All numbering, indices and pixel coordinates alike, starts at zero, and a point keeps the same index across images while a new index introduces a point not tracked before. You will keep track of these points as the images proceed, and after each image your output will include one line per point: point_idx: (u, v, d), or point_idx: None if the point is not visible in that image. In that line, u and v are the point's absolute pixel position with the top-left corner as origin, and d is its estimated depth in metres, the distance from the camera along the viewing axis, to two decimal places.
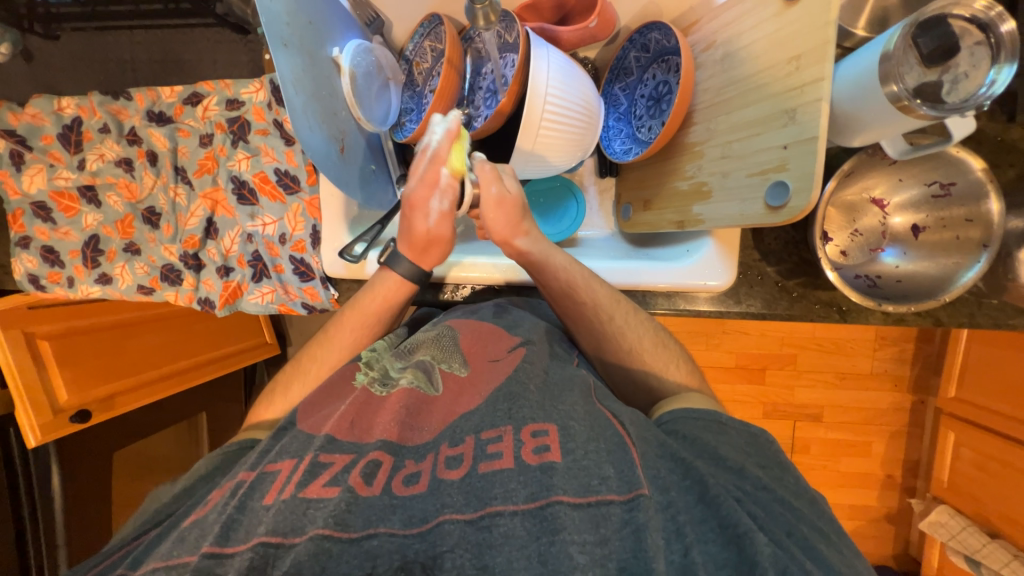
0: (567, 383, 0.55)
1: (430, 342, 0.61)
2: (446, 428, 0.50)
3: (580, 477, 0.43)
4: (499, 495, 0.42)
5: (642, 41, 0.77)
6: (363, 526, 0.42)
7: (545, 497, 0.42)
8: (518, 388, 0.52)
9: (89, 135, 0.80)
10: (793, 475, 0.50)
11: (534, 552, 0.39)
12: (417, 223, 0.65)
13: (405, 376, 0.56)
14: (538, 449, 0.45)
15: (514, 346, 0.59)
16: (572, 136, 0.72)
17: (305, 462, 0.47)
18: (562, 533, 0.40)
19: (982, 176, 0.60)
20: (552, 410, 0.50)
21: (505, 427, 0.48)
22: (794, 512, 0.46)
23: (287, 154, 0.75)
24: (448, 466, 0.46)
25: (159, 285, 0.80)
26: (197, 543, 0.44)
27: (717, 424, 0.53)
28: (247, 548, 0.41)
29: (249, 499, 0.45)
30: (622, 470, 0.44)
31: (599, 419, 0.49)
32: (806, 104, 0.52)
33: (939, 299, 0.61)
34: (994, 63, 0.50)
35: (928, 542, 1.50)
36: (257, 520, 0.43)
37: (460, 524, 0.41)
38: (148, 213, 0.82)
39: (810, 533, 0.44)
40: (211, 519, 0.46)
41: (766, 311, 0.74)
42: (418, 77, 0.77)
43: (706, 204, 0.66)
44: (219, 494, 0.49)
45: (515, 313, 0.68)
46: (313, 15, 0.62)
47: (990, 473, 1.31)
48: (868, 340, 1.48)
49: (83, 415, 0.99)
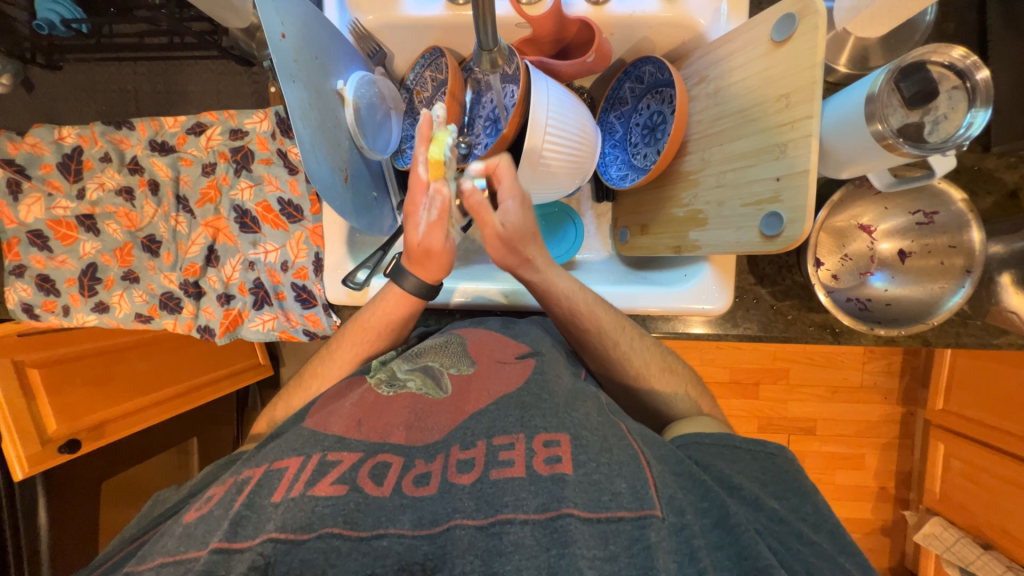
0: (580, 394, 0.52)
1: (437, 349, 0.59)
2: (455, 429, 0.47)
3: (591, 492, 0.41)
4: (509, 503, 0.40)
5: (636, 73, 0.80)
6: (373, 525, 0.39)
7: (556, 509, 0.39)
8: (529, 395, 0.49)
9: (90, 164, 0.81)
10: (811, 502, 0.48)
11: (544, 562, 0.36)
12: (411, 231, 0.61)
13: (413, 380, 0.54)
14: (550, 460, 0.42)
15: (524, 354, 0.57)
16: (570, 163, 0.74)
17: (313, 461, 0.44)
18: (573, 546, 0.37)
19: (963, 207, 0.63)
20: (565, 416, 0.47)
21: (517, 434, 0.45)
22: (817, 533, 0.45)
23: (291, 183, 0.77)
24: (460, 470, 0.43)
25: (158, 313, 0.83)
26: (205, 538, 0.40)
27: (731, 449, 0.51)
28: (257, 543, 0.38)
29: (258, 496, 0.42)
30: (635, 485, 0.41)
31: (608, 429, 0.47)
32: (797, 140, 0.54)
33: (927, 322, 0.64)
34: (970, 106, 0.54)
35: (923, 555, 1.51)
36: (266, 517, 0.40)
37: (470, 530, 0.38)
38: (147, 241, 0.84)
39: (832, 552, 0.43)
40: (217, 515, 0.42)
41: (762, 333, 0.75)
42: (419, 105, 0.79)
43: (702, 230, 0.68)
44: (223, 489, 0.45)
45: (521, 324, 0.67)
46: (319, 50, 0.63)
47: (983, 485, 1.33)
48: (857, 353, 1.51)
49: (72, 444, 0.96)
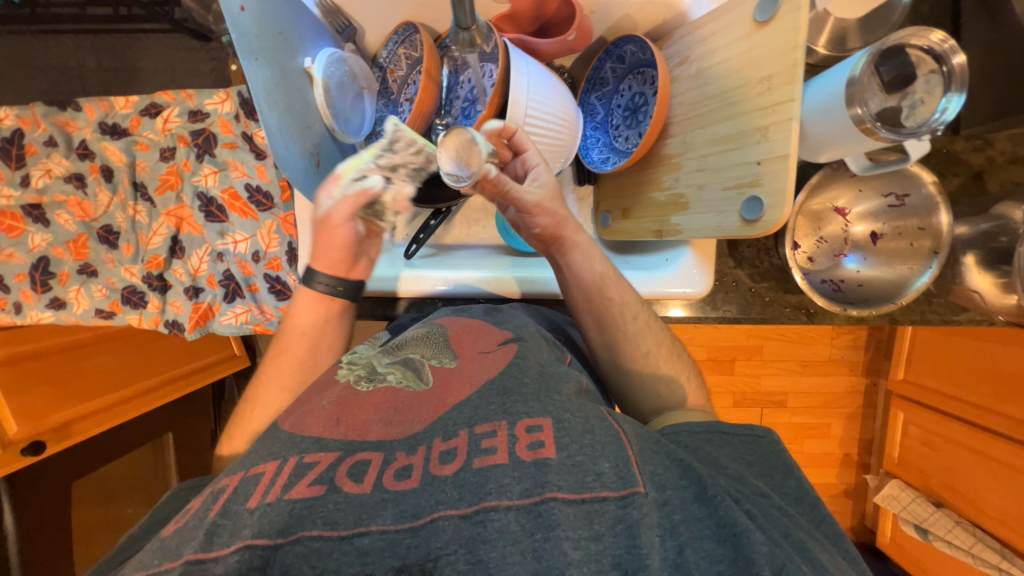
0: (562, 375, 0.52)
1: (418, 340, 0.59)
2: (437, 421, 0.46)
3: (575, 473, 0.41)
4: (493, 490, 0.39)
5: (617, 52, 0.78)
6: (354, 523, 0.38)
7: (540, 494, 0.39)
8: (511, 381, 0.49)
9: (33, 149, 0.76)
10: (794, 477, 0.49)
11: (528, 547, 0.37)
12: (328, 238, 0.57)
13: (393, 373, 0.53)
14: (533, 445, 0.42)
15: (506, 341, 0.57)
16: (551, 147, 0.72)
17: (290, 464, 0.43)
18: (557, 529, 0.37)
19: (933, 189, 0.65)
20: (547, 401, 0.47)
21: (499, 421, 0.45)
22: (794, 507, 0.47)
23: (258, 169, 0.74)
24: (442, 461, 0.42)
25: (121, 308, 0.78)
26: (179, 550, 0.38)
27: (719, 435, 0.52)
28: (234, 550, 0.37)
29: (233, 503, 0.41)
30: (618, 465, 0.42)
31: (591, 412, 0.47)
32: (778, 123, 0.54)
33: (896, 303, 0.67)
34: (946, 91, 0.54)
35: (881, 515, 1.62)
36: (241, 523, 0.39)
37: (454, 519, 0.38)
38: (104, 232, 0.79)
39: (811, 527, 0.45)
40: (192, 525, 0.40)
41: (740, 316, 0.77)
42: (394, 85, 0.76)
43: (683, 214, 0.68)
44: (201, 498, 0.43)
45: (506, 311, 0.66)
46: (282, 25, 0.59)
47: (936, 448, 1.42)
48: (826, 330, 1.57)
49: (35, 447, 0.91)
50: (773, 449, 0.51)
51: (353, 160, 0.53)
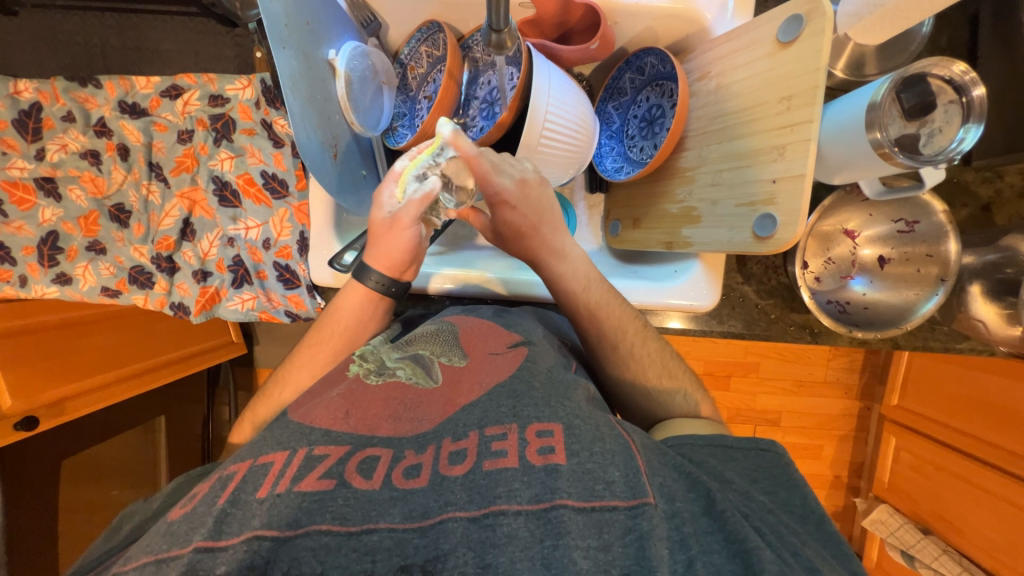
0: (571, 383, 0.52)
1: (429, 336, 0.59)
2: (447, 421, 0.46)
3: (585, 481, 0.41)
4: (503, 494, 0.39)
5: (638, 63, 0.79)
6: (362, 520, 0.38)
7: (550, 500, 0.39)
8: (522, 385, 0.49)
9: (50, 123, 0.76)
10: (800, 494, 0.49)
11: (537, 554, 0.37)
12: (385, 242, 0.61)
13: (402, 369, 0.52)
14: (543, 450, 0.42)
15: (515, 344, 0.57)
16: (567, 153, 0.72)
17: (299, 456, 0.43)
18: (567, 537, 0.37)
19: (944, 218, 0.67)
20: (557, 407, 0.47)
21: (510, 425, 0.45)
22: (803, 526, 0.47)
23: (275, 156, 0.74)
24: (451, 462, 0.42)
25: (127, 288, 0.78)
26: (188, 536, 0.38)
27: (723, 449, 0.52)
28: (242, 541, 0.37)
29: (242, 492, 0.40)
30: (628, 475, 0.42)
31: (603, 421, 0.47)
32: (795, 143, 0.55)
33: (901, 328, 0.69)
34: (964, 122, 0.55)
35: (868, 538, 1.63)
36: (251, 513, 0.39)
37: (463, 521, 0.38)
38: (115, 210, 0.79)
39: (823, 550, 0.44)
40: (201, 511, 0.40)
41: (745, 331, 0.77)
42: (413, 82, 0.76)
43: (695, 228, 0.68)
44: (208, 484, 0.43)
45: (515, 314, 0.66)
46: (311, 15, 0.59)
47: (926, 475, 1.43)
48: (823, 351, 1.58)
49: (28, 422, 0.89)
50: (781, 465, 0.51)
51: (411, 161, 0.62)
